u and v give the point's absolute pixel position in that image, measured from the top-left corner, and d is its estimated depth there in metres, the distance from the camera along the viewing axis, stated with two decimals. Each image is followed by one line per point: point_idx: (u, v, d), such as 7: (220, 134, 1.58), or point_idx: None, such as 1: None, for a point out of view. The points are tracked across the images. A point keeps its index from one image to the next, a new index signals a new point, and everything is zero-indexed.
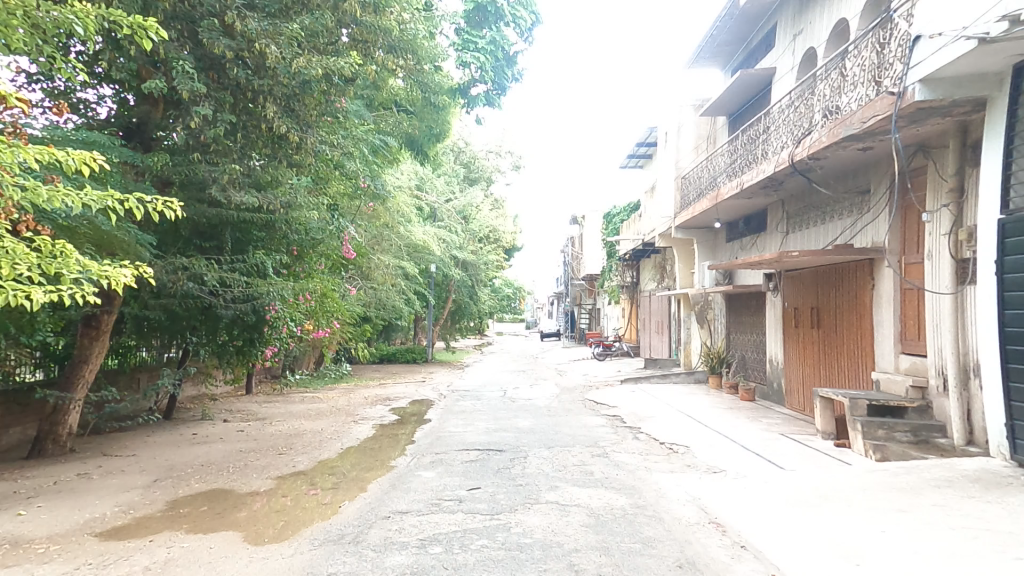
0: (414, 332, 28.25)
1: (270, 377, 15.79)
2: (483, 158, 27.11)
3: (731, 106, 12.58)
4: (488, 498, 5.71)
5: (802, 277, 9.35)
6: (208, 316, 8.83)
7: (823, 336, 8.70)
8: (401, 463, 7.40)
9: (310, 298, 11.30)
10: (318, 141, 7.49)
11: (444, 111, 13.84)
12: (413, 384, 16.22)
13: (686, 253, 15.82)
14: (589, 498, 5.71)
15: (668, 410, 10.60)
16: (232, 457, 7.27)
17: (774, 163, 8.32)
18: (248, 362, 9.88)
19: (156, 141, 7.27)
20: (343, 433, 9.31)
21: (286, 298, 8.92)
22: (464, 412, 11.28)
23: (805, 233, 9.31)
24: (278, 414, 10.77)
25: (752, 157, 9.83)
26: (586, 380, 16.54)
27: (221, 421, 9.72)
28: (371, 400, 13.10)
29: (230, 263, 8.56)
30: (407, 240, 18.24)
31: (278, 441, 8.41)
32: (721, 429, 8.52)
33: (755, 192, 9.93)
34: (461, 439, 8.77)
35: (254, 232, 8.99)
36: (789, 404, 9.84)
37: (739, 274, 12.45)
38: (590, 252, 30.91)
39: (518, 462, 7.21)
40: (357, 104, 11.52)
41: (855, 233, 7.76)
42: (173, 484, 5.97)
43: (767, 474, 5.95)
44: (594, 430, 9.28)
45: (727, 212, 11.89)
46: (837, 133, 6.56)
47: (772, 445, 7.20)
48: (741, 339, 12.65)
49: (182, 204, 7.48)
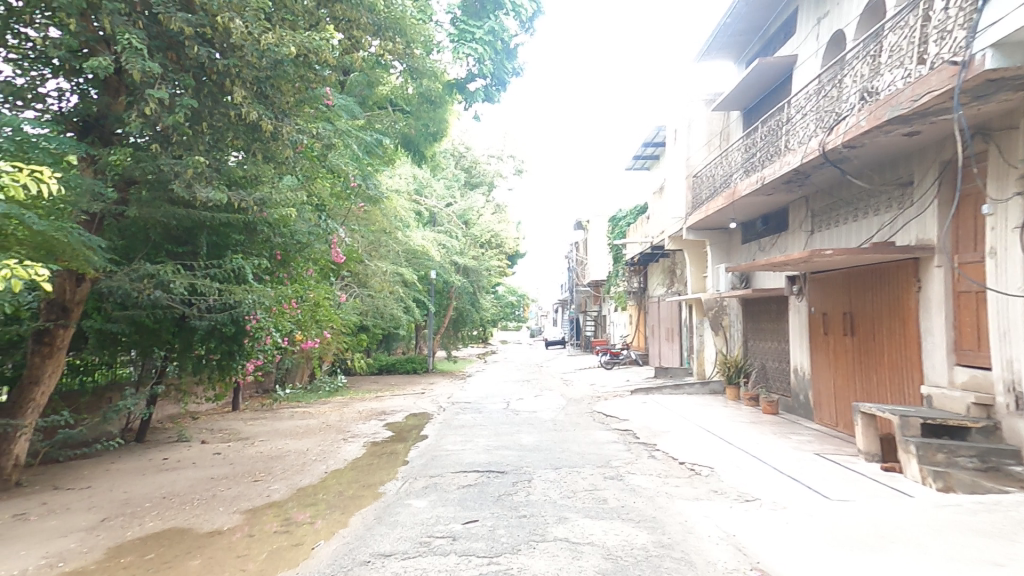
0: (414, 341, 27.53)
1: (260, 391, 15.22)
2: (484, 161, 26.35)
3: (746, 98, 11.82)
4: (485, 535, 4.90)
5: (832, 279, 8.52)
6: (182, 329, 8.20)
7: (857, 344, 7.86)
8: (391, 489, 6.59)
9: (296, 306, 10.59)
10: (298, 131, 6.85)
11: (441, 108, 13.10)
12: (411, 397, 15.42)
13: (697, 256, 15.04)
14: (604, 534, 4.86)
15: (685, 425, 9.75)
16: (200, 486, 6.49)
17: (801, 154, 7.55)
18: (229, 377, 9.14)
19: (118, 136, 6.50)
20: (331, 453, 8.50)
21: (269, 306, 8.18)
22: (463, 428, 10.47)
23: (834, 231, 8.53)
24: (262, 432, 10.01)
25: (773, 150, 9.05)
26: (593, 390, 15.67)
27: (198, 443, 8.94)
28: (365, 415, 12.32)
29: (205, 270, 7.78)
30: (405, 246, 17.49)
31: (256, 464, 7.64)
32: (748, 448, 7.66)
33: (776, 189, 9.15)
34: (459, 458, 7.95)
35: (233, 234, 8.29)
36: (818, 419, 8.98)
37: (757, 277, 11.62)
38: (594, 257, 30.20)
39: (521, 488, 6.39)
40: (347, 100, 10.83)
41: (896, 231, 6.97)
42: (123, 524, 5.20)
43: (811, 504, 5.12)
44: (604, 447, 8.45)
45: (744, 211, 11.12)
46: (879, 114, 5.79)
47: (806, 467, 6.39)
48: (761, 346, 11.81)
49: (149, 205, 6.68)
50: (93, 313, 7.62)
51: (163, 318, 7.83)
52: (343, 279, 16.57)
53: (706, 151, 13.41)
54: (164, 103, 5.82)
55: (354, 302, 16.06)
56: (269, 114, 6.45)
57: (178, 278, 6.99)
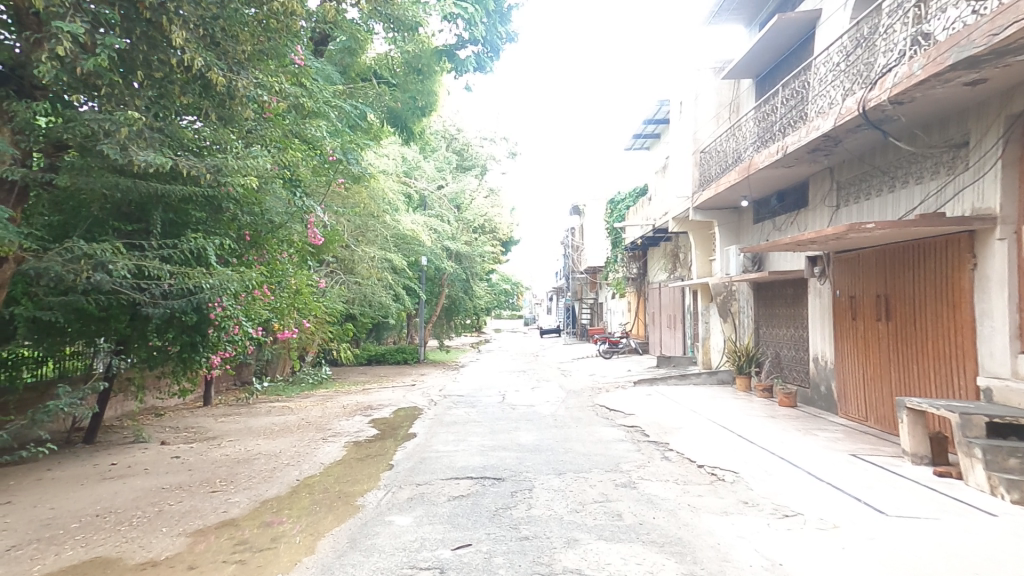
0: (406, 331, 26.58)
1: (238, 384, 14.30)
2: (477, 144, 24.97)
3: (759, 64, 10.91)
4: (480, 566, 4.03)
5: (863, 259, 7.68)
6: (135, 316, 7.20)
7: (893, 330, 7.07)
8: (372, 501, 5.70)
9: (270, 292, 9.63)
10: (257, 86, 5.88)
11: (430, 79, 12.05)
12: (401, 389, 14.53)
13: (704, 239, 14.22)
14: (623, 564, 4.01)
15: (697, 420, 8.94)
16: (146, 499, 5.59)
17: (834, 117, 6.67)
18: (193, 371, 8.18)
19: (41, 90, 5.46)
20: (307, 456, 7.59)
21: (235, 292, 7.27)
22: (456, 424, 9.62)
23: (865, 204, 7.69)
24: (233, 431, 9.12)
25: (798, 115, 8.14)
26: (593, 381, 14.84)
27: (158, 443, 8.03)
28: (350, 409, 11.43)
29: (158, 251, 6.76)
30: (395, 230, 16.50)
31: (219, 470, 6.76)
32: (773, 447, 6.86)
33: (799, 159, 8.27)
34: (450, 462, 7.08)
35: (194, 212, 7.29)
36: (844, 411, 8.23)
37: (771, 258, 10.78)
38: (592, 243, 29.42)
39: (521, 500, 5.52)
40: (323, 66, 9.83)
41: (946, 200, 6.14)
42: (34, 555, 4.31)
43: (866, 523, 4.30)
44: (612, 447, 7.64)
45: (758, 187, 10.25)
46: (941, 59, 4.93)
47: (848, 471, 5.58)
48: (774, 334, 11.02)
49: (80, 173, 5.67)
50: (25, 300, 6.66)
51: (110, 304, 6.86)
52: (328, 264, 15.62)
53: (715, 124, 12.49)
54: (84, 43, 4.86)
55: (339, 289, 15.10)
56: (220, 64, 5.49)
57: (120, 259, 6.02)
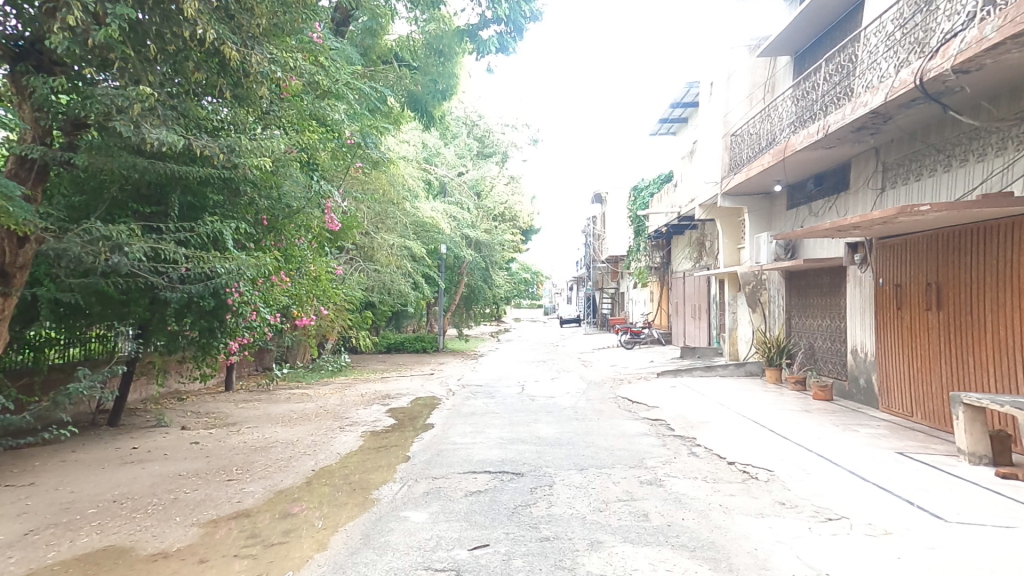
0: (425, 319, 26.53)
1: (258, 370, 14.35)
2: (499, 131, 24.47)
3: (799, 40, 10.30)
4: (498, 569, 3.80)
5: (912, 245, 7.19)
6: (153, 300, 7.10)
7: (946, 320, 6.60)
8: (387, 495, 5.52)
9: (288, 279, 9.51)
10: (271, 64, 5.65)
11: (451, 61, 11.70)
12: (419, 378, 14.41)
13: (732, 226, 13.69)
14: (654, 570, 3.72)
15: (725, 413, 8.57)
16: (162, 485, 5.50)
17: (886, 90, 6.17)
18: (212, 357, 8.10)
19: (60, 66, 5.33)
20: (323, 445, 7.47)
21: (252, 277, 7.12)
22: (474, 415, 9.42)
23: (915, 186, 7.16)
24: (252, 417, 9.08)
25: (843, 92, 7.60)
26: (615, 372, 14.51)
27: (178, 428, 8.00)
28: (367, 398, 11.33)
29: (174, 234, 6.64)
30: (414, 218, 16.29)
31: (236, 457, 6.67)
32: (810, 443, 6.47)
33: (842, 138, 7.75)
34: (468, 455, 6.87)
35: (211, 195, 7.15)
36: (886, 407, 7.79)
37: (806, 245, 10.27)
38: (615, 232, 28.89)
39: (542, 497, 5.27)
40: (342, 46, 9.58)
41: (1012, 179, 5.63)
42: (49, 540, 4.22)
43: (924, 528, 3.95)
44: (637, 441, 7.34)
45: (794, 170, 9.72)
46: (1019, 19, 4.42)
47: (896, 471, 5.19)
48: (807, 325, 10.52)
49: (95, 152, 5.53)
50: (46, 282, 6.61)
51: (129, 288, 6.75)
52: (347, 251, 15.53)
53: (748, 106, 11.89)
54: (94, 14, 4.66)
55: (358, 277, 14.98)
56: (232, 38, 5.28)
57: (137, 242, 5.89)
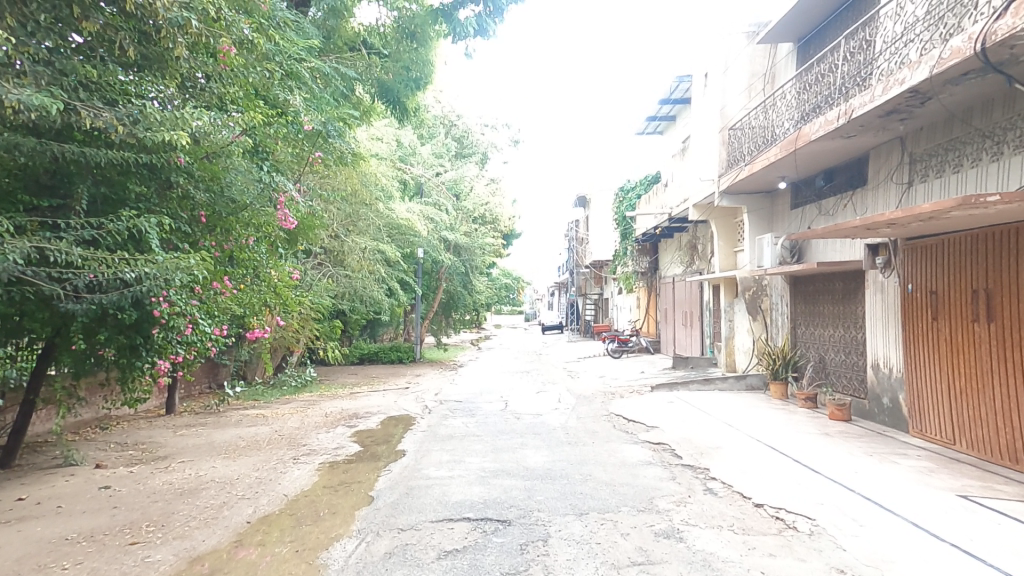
0: (403, 328, 25.18)
1: (212, 387, 12.92)
2: (478, 131, 23.28)
3: (805, 23, 9.43)
4: None
5: (953, 246, 6.32)
6: (56, 312, 5.73)
7: (999, 332, 5.71)
8: (337, 558, 4.31)
9: (237, 286, 8.19)
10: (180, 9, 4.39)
11: (425, 46, 10.52)
12: (393, 393, 13.15)
13: (728, 227, 12.83)
14: None
15: (737, 437, 7.57)
16: (33, 556, 4.20)
17: (933, 62, 5.27)
18: (132, 378, 6.73)
19: None
20: (268, 485, 6.21)
21: (183, 283, 5.80)
22: (451, 440, 8.25)
23: (952, 178, 6.32)
24: (190, 447, 7.76)
25: (869, 71, 6.75)
26: (605, 384, 13.49)
27: (91, 466, 6.67)
28: (332, 419, 10.04)
29: (78, 231, 5.31)
30: (388, 220, 15.03)
31: (153, 506, 5.40)
32: (845, 478, 5.49)
33: (867, 126, 6.88)
34: (442, 496, 5.71)
35: (132, 184, 5.83)
36: (918, 429, 6.90)
37: (814, 247, 9.41)
38: (599, 237, 28.02)
39: (534, 562, 4.14)
40: (299, 22, 8.34)
41: None
42: None
43: None
44: (641, 473, 6.28)
45: (803, 164, 8.86)
46: None
47: (969, 523, 4.25)
48: (816, 334, 9.65)
49: None
50: None
51: (21, 299, 5.40)
52: (315, 255, 14.28)
53: (746, 98, 11.03)
54: None
55: (326, 283, 13.69)
56: None
57: (13, 241, 4.57)
